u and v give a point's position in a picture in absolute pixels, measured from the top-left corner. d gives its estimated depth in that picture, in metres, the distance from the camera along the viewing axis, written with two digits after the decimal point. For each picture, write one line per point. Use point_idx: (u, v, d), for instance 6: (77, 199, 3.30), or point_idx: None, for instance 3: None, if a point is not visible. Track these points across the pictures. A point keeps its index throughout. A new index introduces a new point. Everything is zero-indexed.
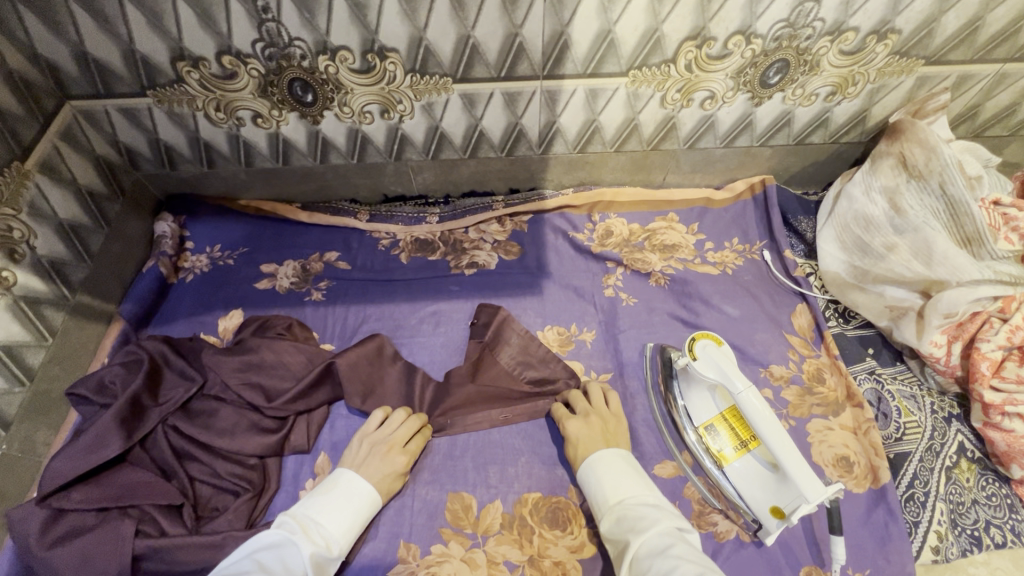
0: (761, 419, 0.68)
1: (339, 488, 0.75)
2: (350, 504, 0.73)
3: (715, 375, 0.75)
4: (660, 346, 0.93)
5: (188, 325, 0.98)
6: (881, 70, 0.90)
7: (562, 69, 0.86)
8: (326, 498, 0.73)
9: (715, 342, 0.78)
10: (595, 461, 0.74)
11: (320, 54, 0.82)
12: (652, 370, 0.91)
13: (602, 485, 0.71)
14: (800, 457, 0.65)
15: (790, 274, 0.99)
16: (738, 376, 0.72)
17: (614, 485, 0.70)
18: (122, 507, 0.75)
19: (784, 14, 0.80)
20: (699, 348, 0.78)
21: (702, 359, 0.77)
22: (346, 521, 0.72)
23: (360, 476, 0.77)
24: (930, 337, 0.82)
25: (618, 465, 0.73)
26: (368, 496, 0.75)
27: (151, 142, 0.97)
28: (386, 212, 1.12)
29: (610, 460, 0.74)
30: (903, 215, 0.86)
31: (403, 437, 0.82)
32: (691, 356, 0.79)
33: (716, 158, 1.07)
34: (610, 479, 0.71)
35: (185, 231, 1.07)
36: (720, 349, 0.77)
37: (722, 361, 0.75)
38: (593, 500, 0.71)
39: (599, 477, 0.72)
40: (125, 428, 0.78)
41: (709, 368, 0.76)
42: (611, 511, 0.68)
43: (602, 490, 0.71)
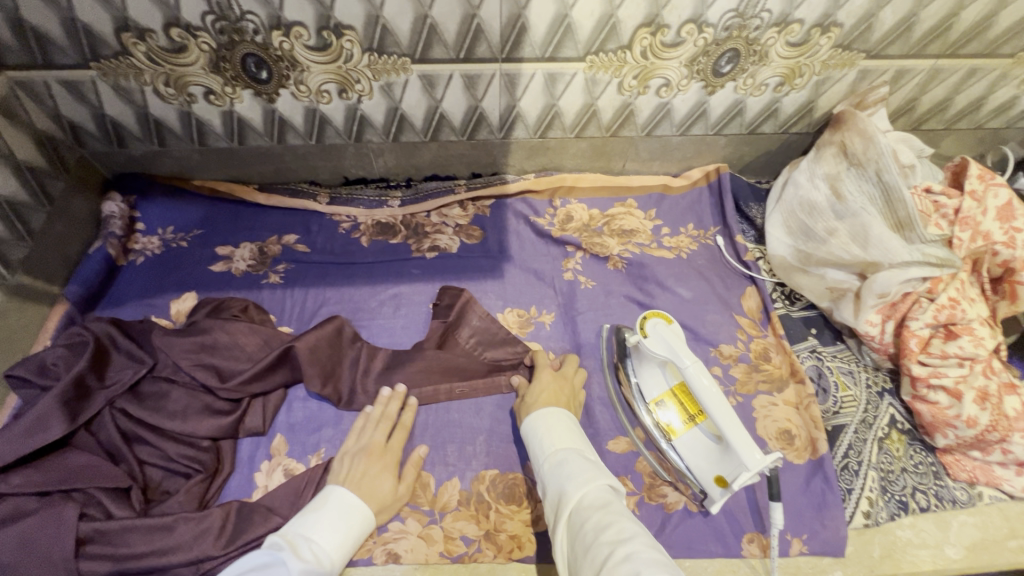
0: (707, 394, 0.70)
1: (329, 506, 0.73)
2: (339, 521, 0.72)
3: (664, 353, 0.77)
4: (615, 325, 0.95)
5: (139, 307, 0.95)
6: (825, 62, 0.94)
7: (521, 53, 0.87)
8: (316, 515, 0.72)
9: (665, 321, 0.80)
10: (542, 415, 0.76)
11: (274, 29, 0.81)
12: (608, 350, 0.94)
13: (548, 437, 0.72)
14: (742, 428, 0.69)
15: (740, 258, 1.03)
16: (686, 354, 0.74)
17: (559, 436, 0.72)
18: (66, 491, 0.73)
19: (733, 4, 0.83)
20: (650, 326, 0.80)
21: (653, 338, 0.79)
22: (333, 540, 0.70)
23: (350, 491, 0.75)
24: (865, 317, 0.87)
25: (562, 420, 0.75)
26: (357, 512, 0.74)
27: (96, 117, 0.93)
28: (347, 195, 1.10)
29: (557, 417, 0.75)
30: (843, 201, 0.90)
31: (382, 440, 0.82)
32: (642, 334, 0.81)
33: (673, 146, 1.10)
34: (556, 432, 0.73)
35: (135, 212, 1.04)
36: (670, 328, 0.80)
37: (672, 341, 0.77)
38: (536, 449, 0.73)
39: (545, 429, 0.74)
40: (69, 410, 0.76)
41: (657, 344, 0.78)
42: (553, 457, 0.69)
43: (546, 442, 0.72)
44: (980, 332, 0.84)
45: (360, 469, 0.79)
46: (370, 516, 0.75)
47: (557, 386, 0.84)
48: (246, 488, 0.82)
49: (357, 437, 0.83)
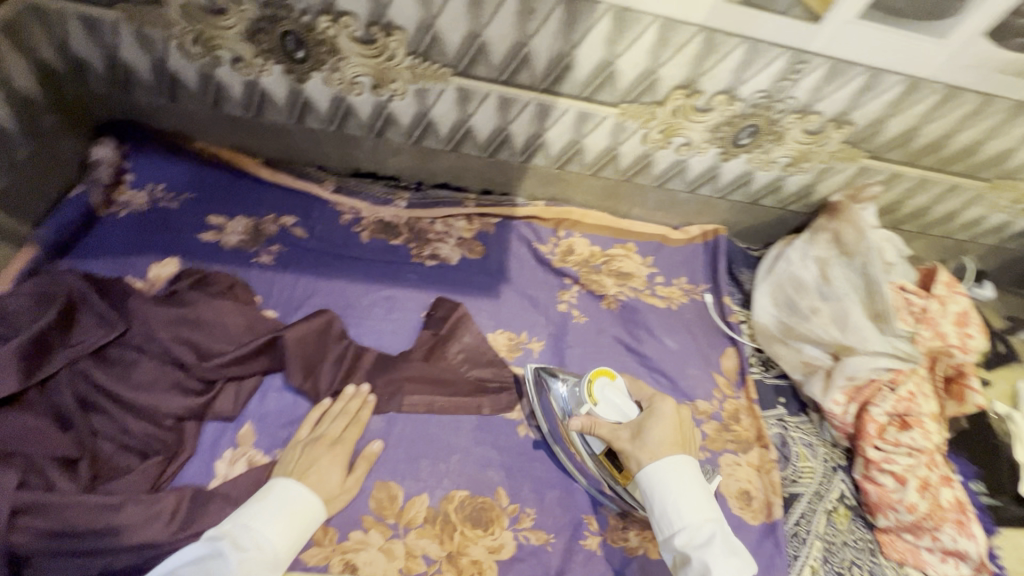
0: (670, 472, 0.70)
1: (271, 496, 0.70)
2: (282, 511, 0.68)
3: (617, 418, 0.77)
4: (541, 369, 0.89)
5: (113, 264, 0.89)
6: (831, 153, 1.01)
7: (560, 87, 0.89)
8: (259, 505, 0.69)
9: (610, 380, 0.80)
10: (686, 476, 0.70)
11: (322, 14, 0.80)
12: (539, 395, 0.89)
13: (684, 504, 0.68)
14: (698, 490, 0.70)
15: (725, 318, 1.07)
16: (635, 413, 0.77)
17: (700, 504, 0.69)
18: (6, 454, 0.67)
19: (764, 85, 0.88)
20: (598, 391, 0.79)
21: (601, 405, 0.78)
22: (276, 530, 0.66)
23: (295, 481, 0.72)
24: (832, 396, 0.93)
25: (696, 478, 0.71)
26: (302, 502, 0.70)
27: (108, 61, 0.88)
28: (354, 186, 1.08)
29: (695, 476, 0.71)
30: (829, 283, 0.97)
31: (336, 431, 0.80)
32: (591, 403, 0.78)
33: (679, 201, 1.14)
34: (691, 498, 0.69)
35: (126, 162, 0.98)
36: (613, 387, 0.79)
37: (618, 401, 0.78)
38: (671, 513, 0.68)
39: (685, 491, 0.69)
40: (25, 366, 0.71)
41: (607, 410, 0.78)
42: (696, 529, 0.67)
43: (684, 511, 0.68)
44: (929, 426, 0.91)
45: (312, 460, 0.76)
46: (318, 507, 0.71)
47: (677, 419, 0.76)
48: (203, 475, 0.77)
49: (315, 427, 0.81)
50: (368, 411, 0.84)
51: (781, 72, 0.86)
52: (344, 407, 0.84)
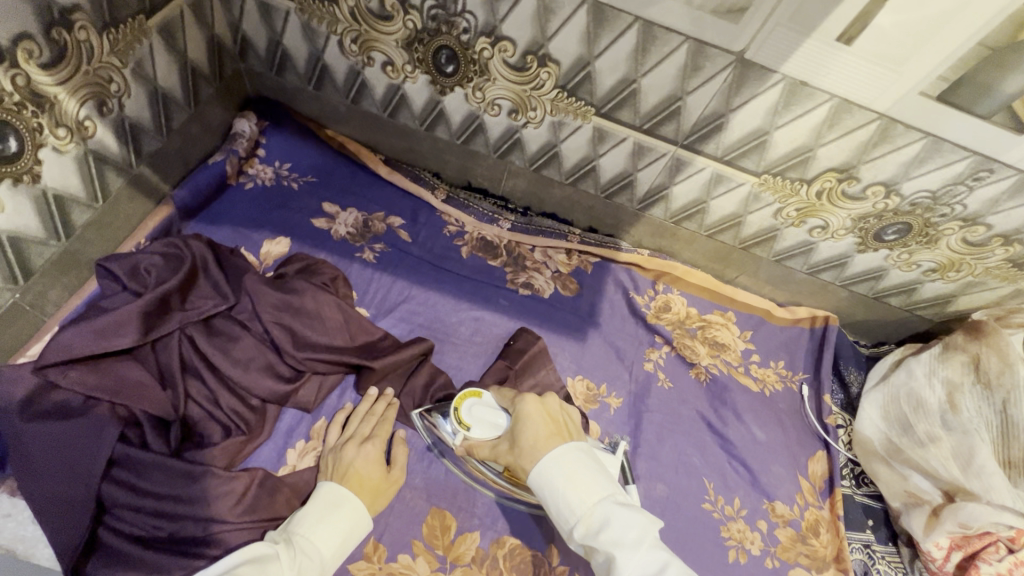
0: (548, 466, 0.62)
1: (318, 501, 0.69)
2: (328, 516, 0.67)
3: (494, 434, 0.73)
4: (422, 411, 0.82)
5: (233, 235, 0.93)
6: (988, 269, 0.90)
7: (702, 146, 0.84)
8: (305, 511, 0.68)
9: (478, 398, 0.76)
10: (566, 461, 0.62)
11: (483, 36, 0.80)
12: (430, 437, 0.83)
13: (570, 490, 0.60)
14: (582, 471, 0.62)
15: (821, 418, 0.99)
16: (507, 420, 0.74)
17: (586, 486, 0.61)
18: (113, 403, 0.70)
19: (933, 186, 0.79)
20: (467, 415, 0.74)
21: (475, 425, 0.73)
22: (324, 536, 0.65)
23: (340, 485, 0.71)
24: (934, 537, 0.83)
25: (579, 458, 0.63)
26: (347, 505, 0.69)
27: (271, 44, 0.93)
28: (463, 199, 1.07)
29: (575, 457, 0.62)
30: (956, 413, 0.87)
31: (365, 430, 0.79)
32: (463, 428, 0.74)
33: (794, 280, 1.06)
34: (576, 481, 0.61)
35: (262, 138, 1.02)
36: (483, 405, 0.76)
37: (489, 417, 0.74)
38: (562, 508, 0.60)
39: (568, 479, 0.61)
40: (144, 323, 0.74)
41: (481, 429, 0.73)
42: (589, 517, 0.59)
43: (572, 500, 0.60)
44: None
45: (348, 462, 0.75)
46: (362, 510, 0.70)
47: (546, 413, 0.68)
48: (274, 461, 0.78)
49: (344, 429, 0.80)
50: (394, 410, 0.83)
51: (959, 176, 0.77)
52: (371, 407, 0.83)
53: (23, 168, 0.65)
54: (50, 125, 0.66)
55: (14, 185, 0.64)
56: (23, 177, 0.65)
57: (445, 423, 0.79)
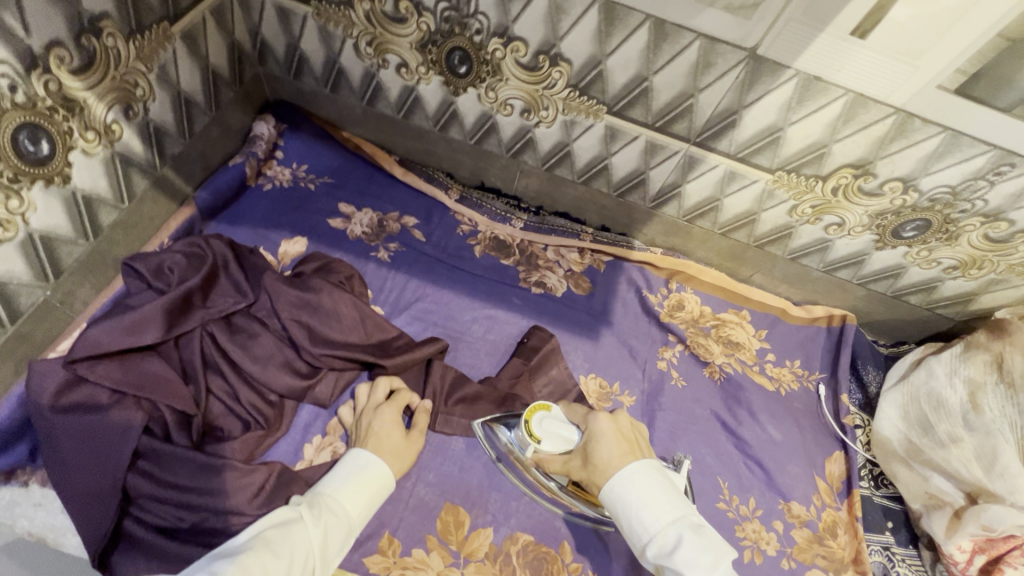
0: (627, 483, 0.60)
1: (342, 465, 0.70)
2: (352, 480, 0.68)
3: (565, 449, 0.72)
4: (487, 421, 0.84)
5: (252, 235, 0.95)
6: (1011, 265, 0.88)
7: (715, 143, 0.84)
8: (330, 475, 0.69)
9: (548, 412, 0.75)
10: (641, 477, 0.61)
11: (496, 36, 0.81)
12: (494, 448, 0.84)
13: (646, 508, 0.59)
14: (660, 490, 0.60)
15: (838, 418, 0.97)
16: (579, 436, 0.72)
17: (661, 505, 0.59)
18: (138, 397, 0.73)
19: (952, 181, 0.78)
20: (538, 427, 0.73)
21: (546, 439, 0.73)
22: (350, 498, 0.66)
23: (364, 449, 0.73)
24: (956, 540, 0.81)
25: (657, 478, 0.61)
26: (372, 468, 0.70)
27: (289, 48, 0.95)
28: (476, 199, 1.08)
29: (651, 475, 0.61)
30: (979, 413, 0.84)
31: (376, 399, 0.81)
32: (535, 441, 0.73)
33: (810, 278, 1.05)
34: (653, 500, 0.59)
35: (280, 140, 1.05)
36: (552, 418, 0.75)
37: (560, 431, 0.73)
38: (635, 525, 0.59)
39: (642, 495, 0.59)
40: (168, 319, 0.76)
41: (551, 442, 0.73)
42: (662, 535, 0.57)
43: (647, 519, 0.58)
44: None
45: (368, 426, 0.77)
46: (387, 472, 0.71)
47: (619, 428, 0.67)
48: (292, 455, 0.80)
49: (354, 410, 0.82)
50: (404, 389, 0.84)
51: (979, 171, 0.76)
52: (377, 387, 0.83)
53: (54, 170, 0.67)
54: (80, 128, 0.68)
55: (46, 186, 0.67)
56: (54, 178, 0.68)
57: (509, 432, 0.82)
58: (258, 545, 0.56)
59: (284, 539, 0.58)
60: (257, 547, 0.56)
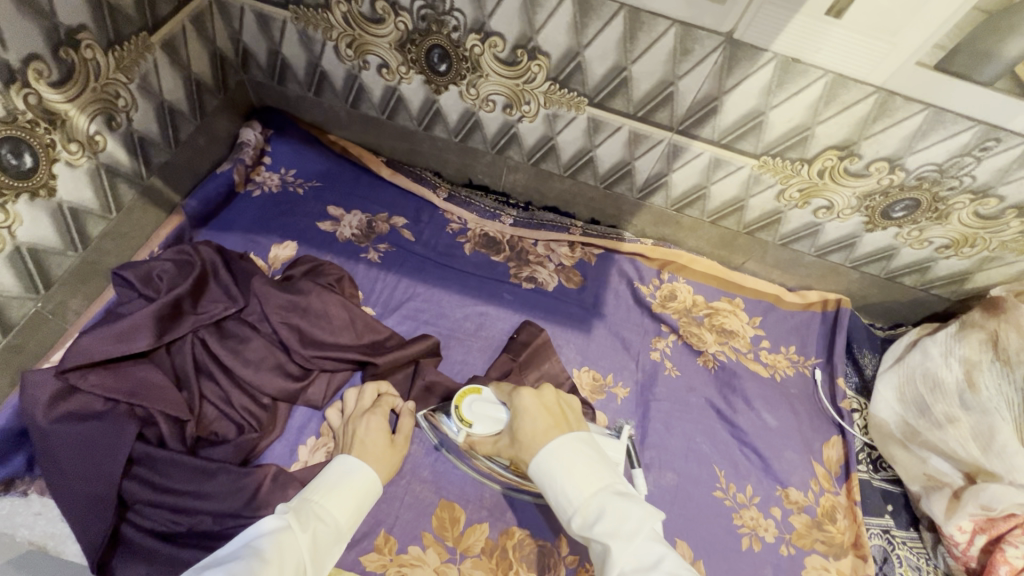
0: (551, 457, 0.61)
1: (329, 472, 0.69)
2: (340, 486, 0.67)
3: (495, 429, 0.74)
4: (428, 411, 0.83)
5: (242, 240, 0.96)
6: (1003, 242, 0.88)
7: (698, 130, 0.84)
8: (317, 482, 0.67)
9: (478, 395, 0.77)
10: (564, 451, 0.61)
11: (473, 32, 0.81)
12: (436, 436, 0.84)
13: (568, 480, 0.59)
14: (582, 461, 0.61)
15: (835, 403, 0.97)
16: (507, 414, 0.74)
17: (585, 476, 0.59)
18: (131, 405, 0.73)
19: (938, 158, 0.77)
20: (468, 412, 0.75)
21: (476, 422, 0.74)
22: (338, 504, 0.65)
23: (351, 456, 0.72)
24: (956, 521, 0.80)
25: (583, 450, 0.62)
26: (360, 474, 0.69)
27: (271, 54, 0.96)
28: (465, 197, 1.08)
29: (576, 448, 0.62)
30: (975, 392, 0.84)
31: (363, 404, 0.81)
32: (466, 425, 0.75)
33: (803, 264, 1.04)
34: (577, 472, 0.60)
35: (267, 146, 1.05)
36: (483, 400, 0.76)
37: (490, 412, 0.75)
38: (560, 499, 0.59)
39: (567, 469, 0.60)
40: (159, 327, 0.77)
41: (483, 425, 0.74)
42: (586, 506, 0.58)
43: (568, 491, 0.59)
44: None
45: (354, 433, 0.76)
46: (373, 477, 0.70)
47: (544, 403, 0.68)
48: (287, 457, 0.81)
49: (343, 413, 0.82)
50: (390, 395, 0.83)
51: (965, 147, 0.75)
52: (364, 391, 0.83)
53: (39, 183, 0.68)
54: (62, 140, 0.69)
55: (31, 199, 0.68)
56: (39, 191, 0.69)
57: (450, 422, 0.80)
58: (246, 557, 0.54)
59: (274, 549, 0.56)
60: (246, 559, 0.54)
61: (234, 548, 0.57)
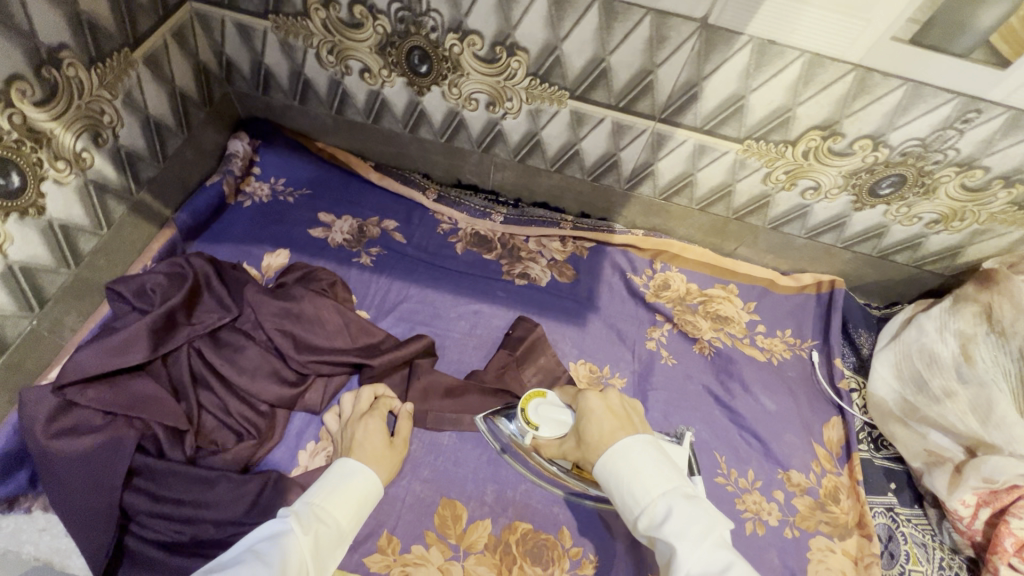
0: (620, 458, 0.61)
1: (330, 474, 0.69)
2: (341, 488, 0.67)
3: (561, 432, 0.76)
4: (489, 415, 0.86)
5: (234, 251, 0.96)
6: (993, 214, 0.88)
7: (681, 118, 0.84)
8: (318, 484, 0.67)
9: (543, 399, 0.79)
10: (632, 453, 0.61)
11: (451, 32, 0.82)
12: (498, 439, 0.86)
13: (637, 482, 0.59)
14: (651, 464, 0.60)
15: (833, 383, 0.97)
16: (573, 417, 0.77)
17: (652, 478, 0.59)
18: (129, 417, 0.74)
19: (922, 133, 0.77)
20: (534, 414, 0.77)
21: (543, 425, 0.77)
22: (340, 507, 0.65)
23: (351, 458, 0.72)
24: (959, 495, 0.80)
25: (652, 453, 0.61)
26: (360, 476, 0.69)
27: (254, 64, 0.97)
28: (454, 197, 1.09)
29: (644, 451, 0.61)
30: (972, 365, 0.84)
31: (361, 408, 0.81)
32: (532, 427, 0.77)
33: (794, 247, 1.04)
34: (646, 474, 0.60)
35: (256, 156, 1.06)
36: (548, 404, 0.79)
37: (555, 415, 0.77)
38: (628, 499, 0.59)
39: (634, 469, 0.60)
40: (153, 339, 0.77)
41: (547, 428, 0.77)
42: (653, 507, 0.57)
43: (639, 492, 0.59)
44: None
45: (352, 436, 0.77)
46: (373, 478, 0.70)
47: (610, 407, 0.68)
48: (287, 463, 0.81)
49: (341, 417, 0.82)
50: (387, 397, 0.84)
51: (946, 120, 0.75)
52: (360, 394, 0.83)
53: (28, 202, 0.69)
54: (49, 158, 0.70)
55: (21, 217, 0.69)
56: (29, 210, 0.70)
57: (510, 423, 0.84)
58: (248, 562, 0.54)
59: (277, 553, 0.56)
60: (250, 565, 0.54)
61: (237, 554, 0.57)
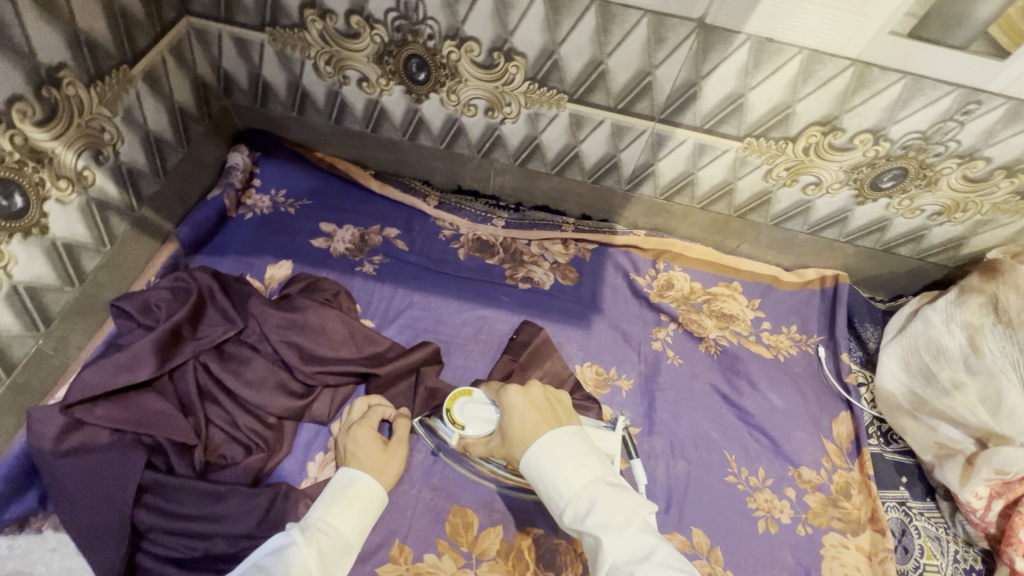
0: (544, 452, 0.60)
1: (332, 485, 0.70)
2: (343, 499, 0.68)
3: (487, 429, 0.73)
4: (424, 417, 0.82)
5: (237, 263, 0.96)
6: (996, 205, 0.88)
7: (680, 118, 0.84)
8: (324, 496, 0.69)
9: (469, 397, 0.76)
10: (555, 445, 0.60)
11: (448, 39, 0.82)
12: (431, 440, 0.83)
13: (560, 476, 0.58)
14: (572, 455, 0.59)
15: (841, 378, 0.96)
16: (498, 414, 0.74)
17: (575, 469, 0.58)
18: (139, 434, 0.74)
19: (923, 126, 0.77)
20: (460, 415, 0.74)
21: (469, 424, 0.73)
22: (343, 516, 0.66)
23: (352, 467, 0.73)
24: (972, 487, 0.79)
25: (574, 444, 0.60)
26: (362, 485, 0.70)
27: (252, 76, 0.97)
28: (455, 203, 1.09)
29: (568, 442, 0.60)
30: (979, 356, 0.84)
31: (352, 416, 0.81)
32: (458, 427, 0.74)
33: (796, 243, 1.04)
34: (568, 466, 0.59)
35: (256, 168, 1.06)
36: (474, 402, 0.76)
37: (480, 414, 0.74)
38: (552, 492, 0.58)
39: (556, 462, 0.59)
40: (160, 354, 0.77)
41: (474, 427, 0.73)
42: (577, 499, 0.57)
43: (560, 485, 0.58)
44: None
45: (345, 447, 0.76)
46: (376, 486, 0.71)
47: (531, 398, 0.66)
48: (296, 475, 0.81)
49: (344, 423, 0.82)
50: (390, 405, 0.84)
51: (947, 112, 0.75)
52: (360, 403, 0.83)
53: (31, 222, 0.69)
54: (52, 177, 0.70)
55: (25, 238, 0.69)
56: (32, 230, 0.70)
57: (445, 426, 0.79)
58: None
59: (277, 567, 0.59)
60: None
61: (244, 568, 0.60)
